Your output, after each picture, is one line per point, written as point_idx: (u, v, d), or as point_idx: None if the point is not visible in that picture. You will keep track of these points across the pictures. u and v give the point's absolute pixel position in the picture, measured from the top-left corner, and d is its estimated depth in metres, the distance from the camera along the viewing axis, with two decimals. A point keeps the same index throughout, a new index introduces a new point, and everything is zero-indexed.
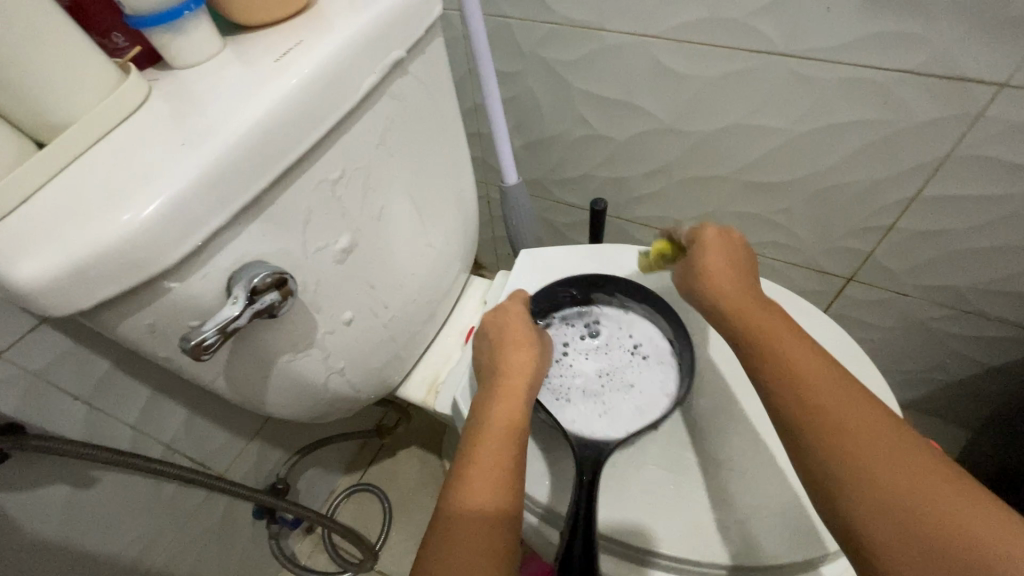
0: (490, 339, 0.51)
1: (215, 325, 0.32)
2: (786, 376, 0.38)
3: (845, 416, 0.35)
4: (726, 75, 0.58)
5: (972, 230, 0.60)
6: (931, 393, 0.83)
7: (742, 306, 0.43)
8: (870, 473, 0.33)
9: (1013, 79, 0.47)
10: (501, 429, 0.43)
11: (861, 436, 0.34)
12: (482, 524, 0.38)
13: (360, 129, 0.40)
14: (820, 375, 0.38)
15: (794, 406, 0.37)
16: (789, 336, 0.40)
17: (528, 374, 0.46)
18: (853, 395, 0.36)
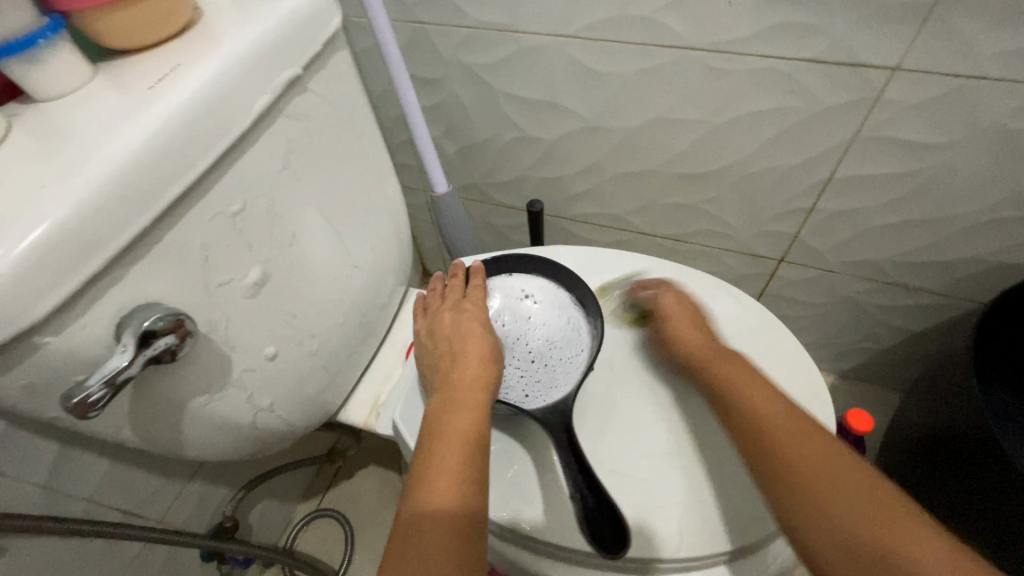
0: (432, 350, 0.50)
1: (101, 378, 0.29)
2: (749, 418, 0.43)
3: (792, 445, 0.40)
4: (643, 70, 0.59)
5: (883, 208, 0.63)
6: (867, 362, 0.87)
7: (705, 351, 0.49)
8: (833, 507, 0.37)
9: (904, 63, 0.50)
10: (459, 443, 0.42)
11: (809, 464, 0.39)
12: (446, 536, 0.37)
13: (258, 154, 0.39)
14: (792, 422, 0.42)
15: (751, 434, 0.42)
16: (744, 379, 0.46)
17: (485, 385, 0.45)
18: (806, 428, 0.42)
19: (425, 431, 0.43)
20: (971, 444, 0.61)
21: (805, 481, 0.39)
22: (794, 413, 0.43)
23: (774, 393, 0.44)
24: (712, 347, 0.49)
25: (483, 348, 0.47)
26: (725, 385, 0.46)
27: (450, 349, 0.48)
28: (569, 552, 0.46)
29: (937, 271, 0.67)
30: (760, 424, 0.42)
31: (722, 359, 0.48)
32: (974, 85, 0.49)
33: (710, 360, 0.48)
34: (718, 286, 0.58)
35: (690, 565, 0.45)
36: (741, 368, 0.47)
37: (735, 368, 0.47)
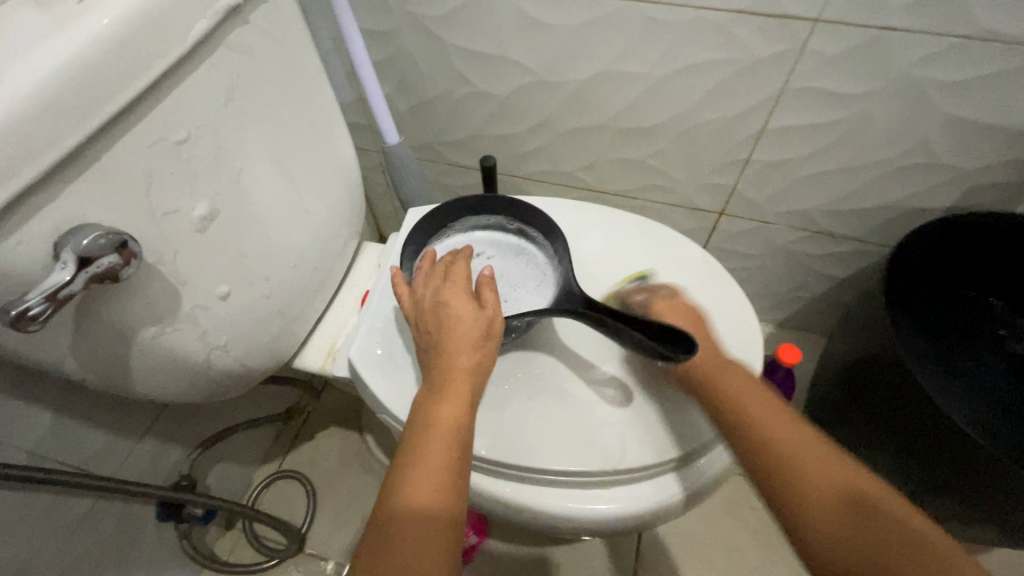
0: (423, 323, 0.46)
1: (41, 292, 0.30)
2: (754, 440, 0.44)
3: (806, 464, 0.41)
4: (589, 22, 0.60)
5: (810, 157, 0.68)
6: (801, 310, 0.93)
7: (701, 359, 0.49)
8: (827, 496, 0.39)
9: (823, 15, 0.53)
10: (445, 434, 0.41)
11: (822, 484, 0.40)
12: (419, 528, 0.37)
13: (200, 83, 0.38)
14: (783, 428, 0.44)
15: (762, 457, 0.43)
16: (751, 395, 0.46)
17: (474, 374, 0.44)
18: (814, 450, 0.42)
19: (411, 419, 0.42)
20: (884, 372, 0.67)
21: (799, 476, 0.40)
22: (799, 426, 0.44)
23: (783, 412, 0.45)
24: (714, 360, 0.49)
25: (472, 333, 0.44)
26: (719, 394, 0.47)
27: (432, 337, 0.45)
28: (528, 474, 0.49)
29: (858, 218, 0.73)
30: (761, 430, 0.44)
31: (725, 372, 0.48)
32: (885, 36, 0.54)
33: (709, 370, 0.48)
34: (655, 229, 0.62)
35: (634, 477, 0.49)
36: (744, 380, 0.47)
37: (740, 381, 0.47)
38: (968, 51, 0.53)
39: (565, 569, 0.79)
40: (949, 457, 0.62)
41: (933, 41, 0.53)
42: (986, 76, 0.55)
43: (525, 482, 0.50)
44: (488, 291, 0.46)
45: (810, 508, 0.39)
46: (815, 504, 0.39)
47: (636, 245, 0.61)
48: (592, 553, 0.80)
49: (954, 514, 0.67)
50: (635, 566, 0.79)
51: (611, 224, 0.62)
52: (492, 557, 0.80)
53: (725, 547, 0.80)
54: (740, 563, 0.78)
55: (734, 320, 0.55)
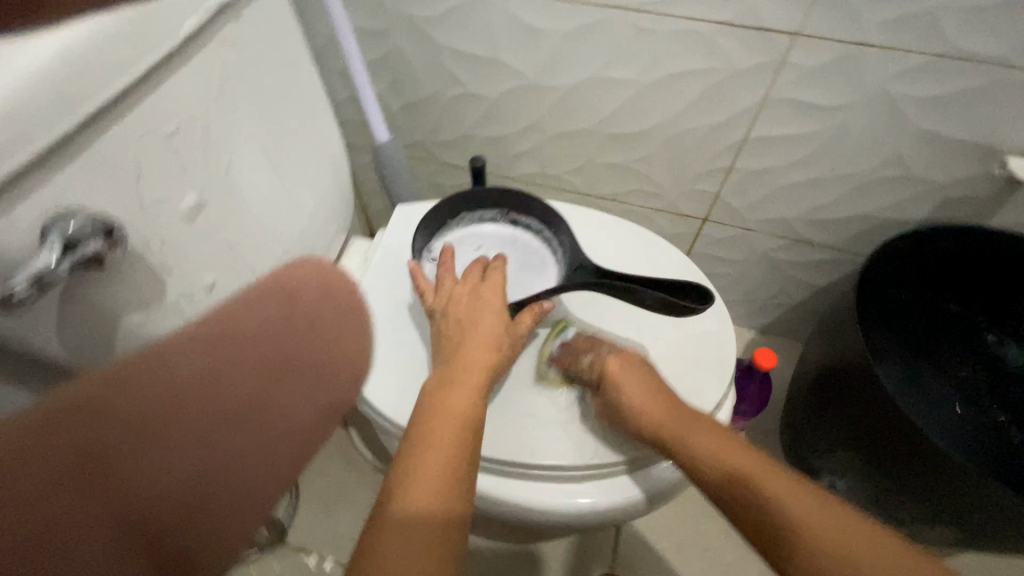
0: (450, 322, 0.47)
1: (27, 275, 0.30)
2: (741, 490, 0.42)
3: (786, 515, 0.39)
4: (578, 28, 0.62)
5: (791, 166, 0.70)
6: (781, 316, 0.95)
7: (655, 415, 0.47)
8: (809, 532, 0.38)
9: (804, 29, 0.55)
10: (456, 422, 0.39)
11: (809, 533, 0.38)
12: (424, 530, 0.33)
13: (191, 76, 0.39)
14: (758, 470, 0.42)
15: (748, 511, 0.41)
16: (706, 443, 0.45)
17: (486, 368, 0.44)
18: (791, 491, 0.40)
19: (417, 410, 0.41)
20: (856, 381, 0.68)
21: (789, 531, 0.38)
22: (770, 468, 0.42)
23: (748, 453, 0.43)
24: (661, 406, 0.47)
25: (496, 336, 0.46)
26: (684, 446, 0.45)
27: (455, 332, 0.46)
28: (504, 466, 0.50)
29: (837, 227, 0.75)
30: (728, 469, 0.43)
31: (698, 432, 0.45)
32: (861, 51, 0.56)
33: (667, 427, 0.46)
34: (636, 231, 0.63)
35: (608, 472, 0.50)
36: (706, 430, 0.46)
37: (704, 432, 0.45)
38: (941, 68, 0.55)
39: (544, 565, 0.80)
40: (923, 462, 0.63)
41: (906, 58, 0.55)
42: (959, 92, 0.57)
43: (502, 474, 0.51)
44: (527, 316, 0.49)
45: (797, 548, 0.38)
46: (802, 543, 0.38)
47: (619, 247, 0.62)
48: (570, 550, 0.81)
49: (923, 519, 0.69)
50: (612, 564, 0.80)
51: (595, 227, 0.64)
52: (472, 553, 0.81)
53: (701, 547, 0.81)
54: (716, 563, 0.80)
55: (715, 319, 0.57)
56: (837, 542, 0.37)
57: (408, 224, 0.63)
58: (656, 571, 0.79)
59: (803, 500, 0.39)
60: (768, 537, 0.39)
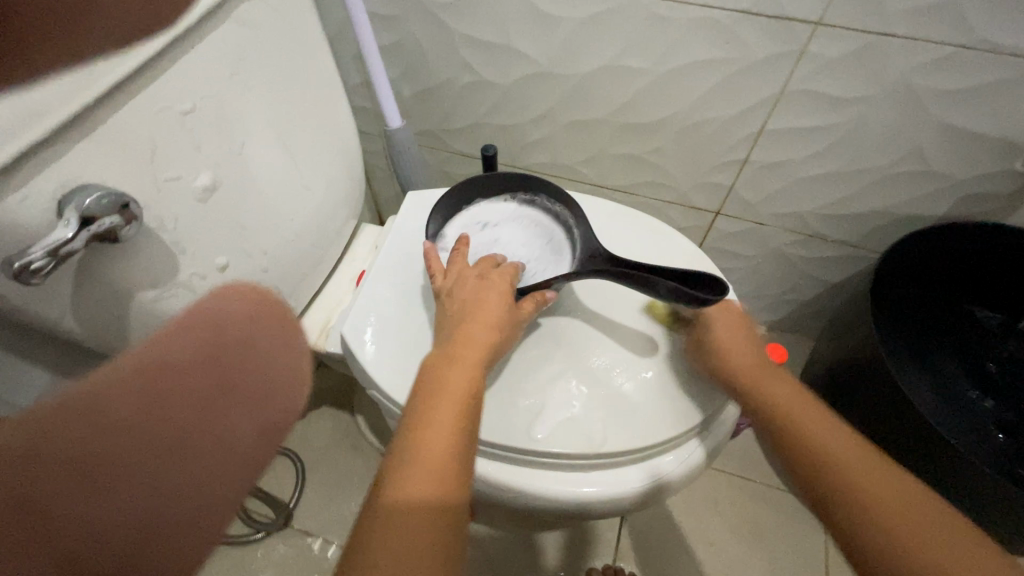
0: (455, 305, 0.47)
1: (43, 248, 0.31)
2: (800, 439, 0.44)
3: (848, 467, 0.41)
4: (594, 15, 0.61)
5: (807, 159, 0.69)
6: (792, 312, 0.94)
7: (741, 365, 0.50)
8: (858, 484, 0.40)
9: (824, 18, 0.54)
10: (457, 403, 0.40)
11: (868, 486, 0.40)
12: (426, 511, 0.35)
13: (205, 54, 0.39)
14: (820, 425, 0.45)
15: (807, 457, 0.43)
16: (787, 394, 0.47)
17: (489, 349, 0.44)
18: (853, 453, 0.42)
19: (419, 387, 0.41)
20: (868, 377, 0.67)
21: (846, 481, 0.41)
22: (842, 430, 0.44)
23: (822, 415, 0.46)
24: (755, 361, 0.50)
25: (499, 316, 0.46)
26: (753, 389, 0.48)
27: (460, 310, 0.47)
28: (512, 454, 0.50)
29: (852, 223, 0.74)
30: (788, 413, 0.46)
31: (771, 381, 0.49)
32: (884, 42, 0.54)
33: (749, 375, 0.49)
34: (649, 222, 0.63)
35: (615, 461, 0.50)
36: (787, 386, 0.48)
37: (781, 387, 0.48)
38: (965, 59, 0.54)
39: (548, 555, 0.80)
40: (934, 462, 0.62)
41: (931, 49, 0.54)
42: (982, 85, 0.55)
43: (508, 461, 0.51)
44: (527, 304, 0.49)
45: (839, 491, 0.40)
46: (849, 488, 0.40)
47: (631, 238, 0.62)
48: (575, 539, 0.81)
49: None
50: (615, 555, 0.80)
51: (607, 218, 0.63)
52: (476, 540, 0.81)
53: (704, 541, 0.81)
54: (719, 557, 0.79)
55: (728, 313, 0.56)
56: (893, 504, 0.39)
57: (419, 210, 0.62)
58: (659, 563, 0.79)
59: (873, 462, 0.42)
60: (810, 474, 0.42)
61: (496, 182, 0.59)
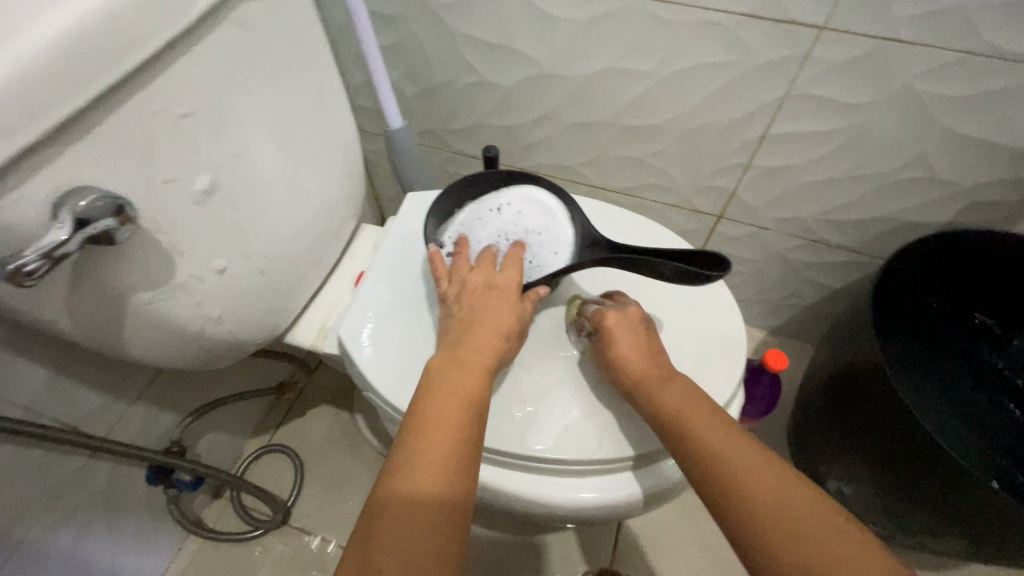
0: (460, 311, 0.47)
1: (38, 250, 0.31)
2: (708, 456, 0.41)
3: (758, 485, 0.39)
4: (596, 17, 0.61)
5: (810, 164, 0.68)
6: (794, 317, 0.94)
7: (646, 374, 0.47)
8: (767, 500, 0.38)
9: (829, 23, 0.53)
10: (465, 404, 0.40)
11: (776, 506, 0.37)
12: (433, 503, 0.36)
13: (203, 55, 0.39)
14: (717, 430, 0.42)
15: (711, 473, 0.40)
16: (693, 401, 0.45)
17: (495, 356, 0.44)
18: (765, 468, 0.40)
19: (426, 383, 0.42)
20: (868, 386, 0.67)
21: (759, 501, 0.38)
22: (749, 444, 0.41)
23: (729, 428, 0.43)
24: (658, 368, 0.47)
25: (506, 325, 0.46)
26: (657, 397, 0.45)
27: (466, 314, 0.47)
28: (509, 457, 0.50)
29: (855, 228, 0.73)
30: (685, 419, 0.43)
31: (664, 387, 0.46)
32: (889, 47, 0.54)
33: (651, 384, 0.46)
34: (649, 226, 0.62)
35: (611, 467, 0.50)
36: (689, 392, 0.45)
37: (683, 393, 0.45)
38: (972, 65, 0.53)
39: (545, 557, 0.80)
40: (932, 471, 0.62)
41: (936, 55, 0.53)
42: (988, 92, 0.55)
43: (506, 464, 0.51)
44: (529, 304, 0.49)
45: (762, 522, 0.37)
46: (742, 499, 0.38)
47: (631, 240, 0.61)
48: (574, 542, 0.81)
49: (932, 529, 0.67)
50: (612, 558, 0.80)
51: (607, 220, 0.63)
52: (473, 541, 0.81)
53: (701, 545, 0.81)
54: (717, 563, 0.79)
55: (728, 317, 0.55)
56: (785, 510, 0.37)
57: (418, 210, 0.62)
58: (656, 567, 0.79)
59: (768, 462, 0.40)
60: (708, 481, 0.40)
61: (494, 183, 0.58)
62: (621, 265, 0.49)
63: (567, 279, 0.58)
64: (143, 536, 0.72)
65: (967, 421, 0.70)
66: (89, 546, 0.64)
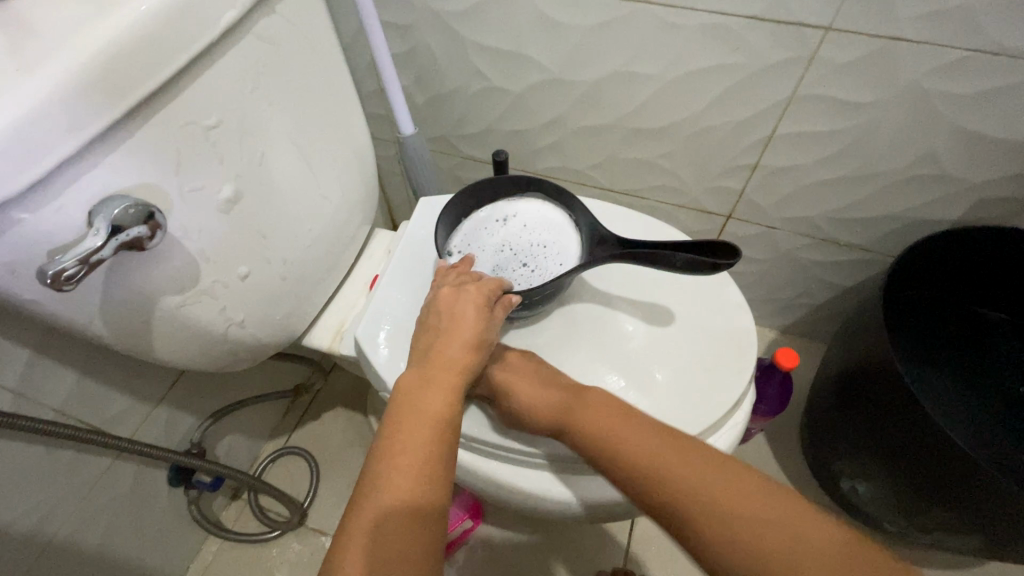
0: (429, 322, 0.46)
1: (75, 256, 0.33)
2: (646, 480, 0.42)
3: (693, 486, 0.40)
4: (603, 23, 0.62)
5: (817, 164, 0.69)
6: (805, 316, 0.94)
7: (565, 412, 0.47)
8: (705, 497, 0.39)
9: (835, 24, 0.54)
10: (432, 422, 0.40)
11: (715, 502, 0.39)
12: (401, 523, 0.36)
13: (228, 69, 0.40)
14: (647, 441, 0.43)
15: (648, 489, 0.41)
16: (623, 425, 0.44)
17: (465, 369, 0.43)
18: (696, 465, 0.41)
19: (395, 400, 0.41)
20: (880, 383, 0.67)
21: (702, 507, 0.39)
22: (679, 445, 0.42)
23: (654, 435, 0.43)
24: (575, 399, 0.47)
25: (475, 334, 0.45)
26: (610, 448, 0.44)
27: (438, 325, 0.46)
28: (524, 455, 0.51)
29: (866, 226, 0.74)
30: (638, 458, 0.42)
31: (590, 414, 0.46)
32: (895, 46, 0.54)
33: (575, 421, 0.46)
34: (660, 226, 0.63)
35: None
36: (616, 415, 0.45)
37: (607, 417, 0.45)
38: (979, 63, 0.53)
39: (559, 557, 0.80)
40: (945, 468, 0.62)
41: (943, 53, 0.53)
42: (996, 89, 0.55)
43: (519, 461, 0.52)
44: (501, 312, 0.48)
45: (711, 521, 0.38)
46: (681, 506, 0.40)
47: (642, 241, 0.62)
48: (587, 541, 0.82)
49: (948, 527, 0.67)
50: (625, 558, 0.80)
51: (618, 223, 0.64)
52: (488, 542, 0.82)
53: None
54: None
55: (739, 316, 0.56)
56: (722, 504, 0.39)
57: (432, 214, 0.63)
58: (670, 566, 0.79)
59: (726, 473, 0.40)
60: (654, 499, 0.41)
61: (506, 187, 0.59)
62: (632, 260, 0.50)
63: (579, 279, 0.59)
64: (165, 536, 0.73)
65: (986, 422, 0.69)
66: (114, 546, 0.66)
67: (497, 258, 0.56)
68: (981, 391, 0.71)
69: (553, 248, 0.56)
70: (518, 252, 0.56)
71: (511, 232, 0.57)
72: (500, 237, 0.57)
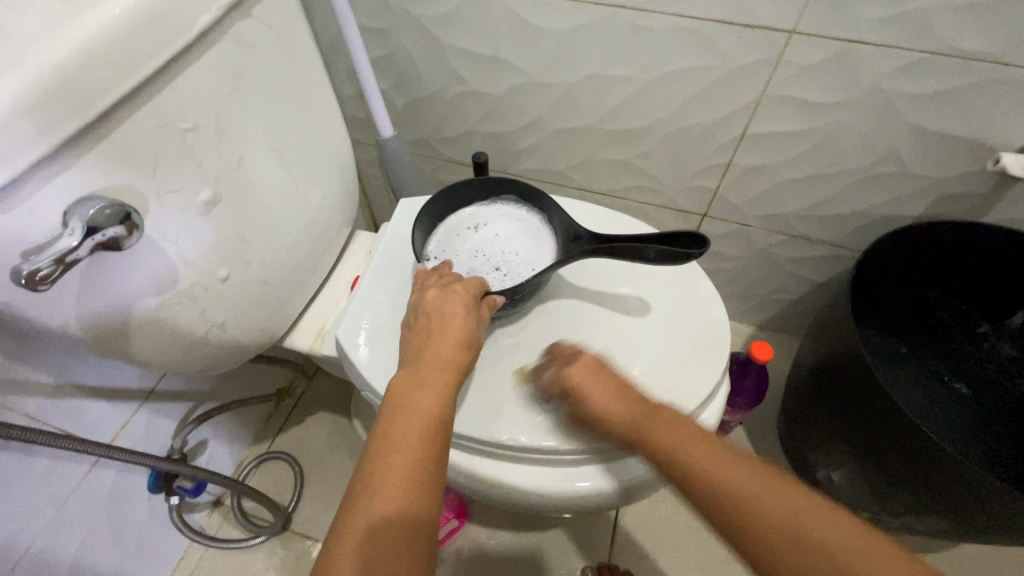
0: (417, 323, 0.47)
1: (51, 256, 0.33)
2: (712, 493, 0.40)
3: (765, 511, 0.38)
4: (577, 27, 0.63)
5: (787, 163, 0.71)
6: (781, 311, 0.96)
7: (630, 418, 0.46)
8: (780, 518, 0.38)
9: (798, 27, 0.56)
10: (423, 423, 0.40)
11: (784, 527, 0.37)
12: (394, 527, 0.37)
13: (203, 72, 0.41)
14: (716, 462, 0.41)
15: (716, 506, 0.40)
16: (694, 441, 0.43)
17: (456, 369, 0.44)
18: (769, 484, 0.39)
19: (387, 403, 0.42)
20: (851, 373, 0.69)
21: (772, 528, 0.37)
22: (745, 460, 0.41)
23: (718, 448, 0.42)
24: (640, 409, 0.46)
25: (463, 334, 0.45)
26: (682, 461, 0.42)
27: (426, 325, 0.46)
28: (506, 449, 0.51)
29: (835, 223, 0.76)
30: (706, 471, 0.41)
31: (652, 419, 0.45)
32: (856, 49, 0.57)
33: (633, 426, 0.45)
34: (636, 224, 0.64)
35: (605, 456, 0.52)
36: (677, 423, 0.44)
37: (667, 426, 0.44)
38: (934, 64, 0.56)
39: (544, 554, 0.81)
40: (914, 455, 0.64)
41: (900, 55, 0.56)
42: (950, 89, 0.57)
43: (501, 455, 0.52)
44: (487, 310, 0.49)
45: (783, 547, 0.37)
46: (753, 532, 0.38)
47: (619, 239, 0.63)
48: (572, 538, 0.82)
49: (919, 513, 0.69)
50: (610, 553, 0.81)
51: (595, 221, 0.65)
52: (474, 541, 0.82)
53: (697, 537, 0.82)
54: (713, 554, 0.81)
55: (713, 310, 0.57)
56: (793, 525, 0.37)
57: (412, 215, 0.64)
58: (653, 560, 0.81)
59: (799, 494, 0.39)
60: (721, 515, 0.40)
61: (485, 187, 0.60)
62: (606, 253, 0.52)
63: (557, 277, 0.60)
64: (145, 545, 0.72)
65: (955, 418, 0.71)
66: (92, 555, 0.65)
67: (473, 262, 0.56)
68: (950, 389, 0.74)
69: (526, 251, 0.57)
70: (492, 257, 0.56)
71: (485, 238, 0.58)
72: (474, 242, 0.58)
